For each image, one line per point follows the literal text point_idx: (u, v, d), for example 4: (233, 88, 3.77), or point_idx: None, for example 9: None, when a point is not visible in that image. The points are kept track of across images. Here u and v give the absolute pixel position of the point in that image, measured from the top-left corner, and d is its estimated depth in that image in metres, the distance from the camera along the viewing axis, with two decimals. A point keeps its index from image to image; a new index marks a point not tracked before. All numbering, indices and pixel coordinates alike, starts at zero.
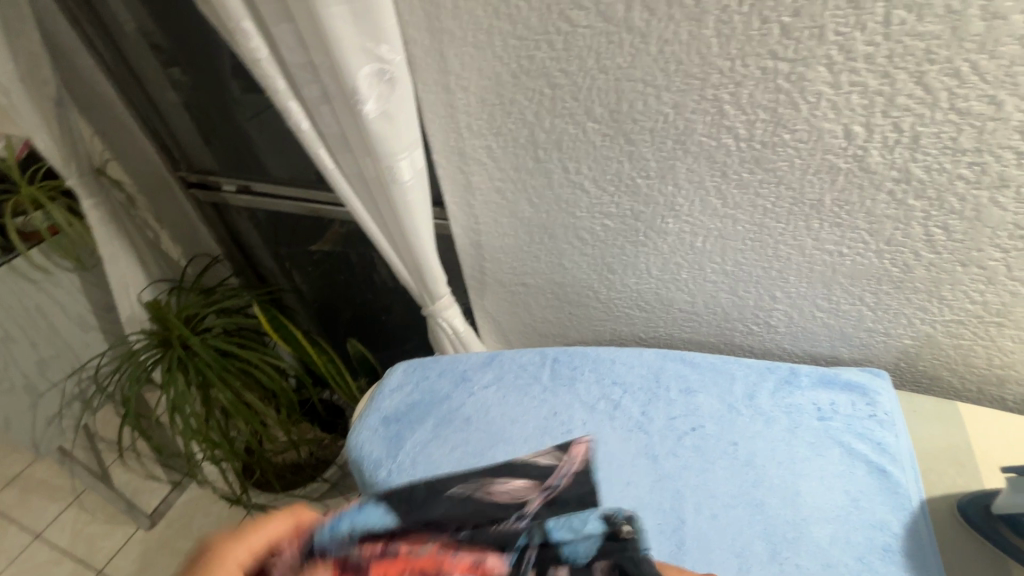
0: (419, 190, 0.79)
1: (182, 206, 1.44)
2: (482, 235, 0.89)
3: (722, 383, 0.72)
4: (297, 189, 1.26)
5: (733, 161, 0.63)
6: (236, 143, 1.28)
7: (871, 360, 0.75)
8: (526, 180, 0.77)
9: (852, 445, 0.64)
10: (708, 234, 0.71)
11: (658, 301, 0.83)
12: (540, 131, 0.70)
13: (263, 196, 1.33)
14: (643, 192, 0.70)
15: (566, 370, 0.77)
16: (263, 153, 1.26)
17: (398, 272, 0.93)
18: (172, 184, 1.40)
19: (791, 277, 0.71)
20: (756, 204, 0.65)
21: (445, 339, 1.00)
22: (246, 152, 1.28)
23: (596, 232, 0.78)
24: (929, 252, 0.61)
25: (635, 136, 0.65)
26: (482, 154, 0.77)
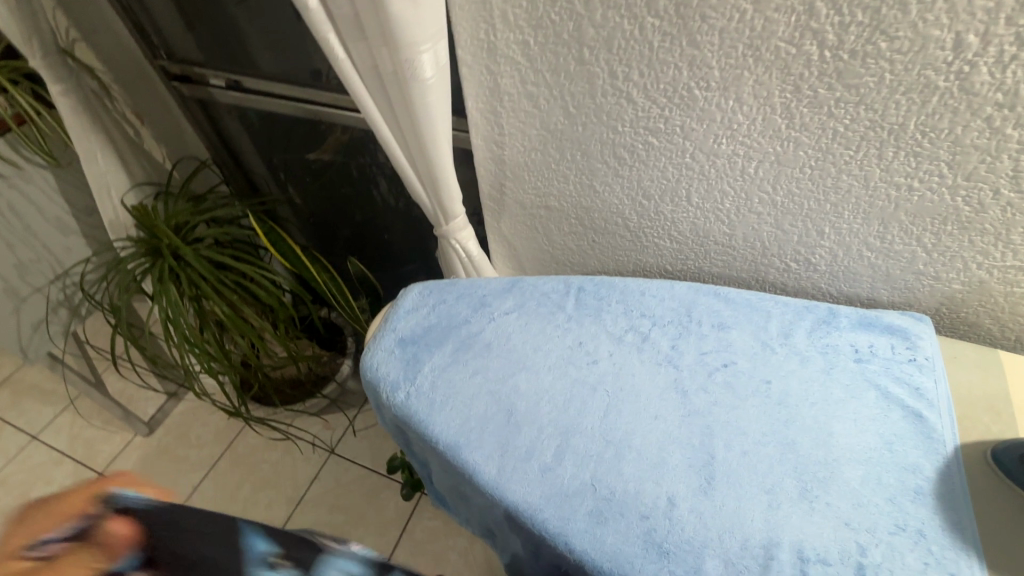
0: (439, 91, 0.69)
1: (165, 104, 1.33)
2: (505, 148, 0.80)
3: (757, 320, 0.69)
4: (294, 90, 1.13)
5: (811, 74, 0.55)
6: (221, 30, 1.13)
7: (911, 304, 0.72)
8: (564, 85, 0.68)
9: (888, 388, 0.62)
10: (763, 159, 0.64)
11: (693, 232, 0.78)
12: (588, 27, 0.60)
13: (256, 96, 1.20)
14: (698, 106, 0.62)
15: (592, 300, 0.74)
16: (252, 43, 1.12)
17: (411, 186, 0.85)
18: (152, 76, 1.28)
19: (846, 212, 0.65)
20: (827, 126, 0.58)
21: (457, 261, 0.95)
22: (233, 41, 1.14)
23: (636, 151, 0.71)
24: (1011, 190, 0.55)
25: (702, 38, 0.56)
26: (516, 52, 0.67)
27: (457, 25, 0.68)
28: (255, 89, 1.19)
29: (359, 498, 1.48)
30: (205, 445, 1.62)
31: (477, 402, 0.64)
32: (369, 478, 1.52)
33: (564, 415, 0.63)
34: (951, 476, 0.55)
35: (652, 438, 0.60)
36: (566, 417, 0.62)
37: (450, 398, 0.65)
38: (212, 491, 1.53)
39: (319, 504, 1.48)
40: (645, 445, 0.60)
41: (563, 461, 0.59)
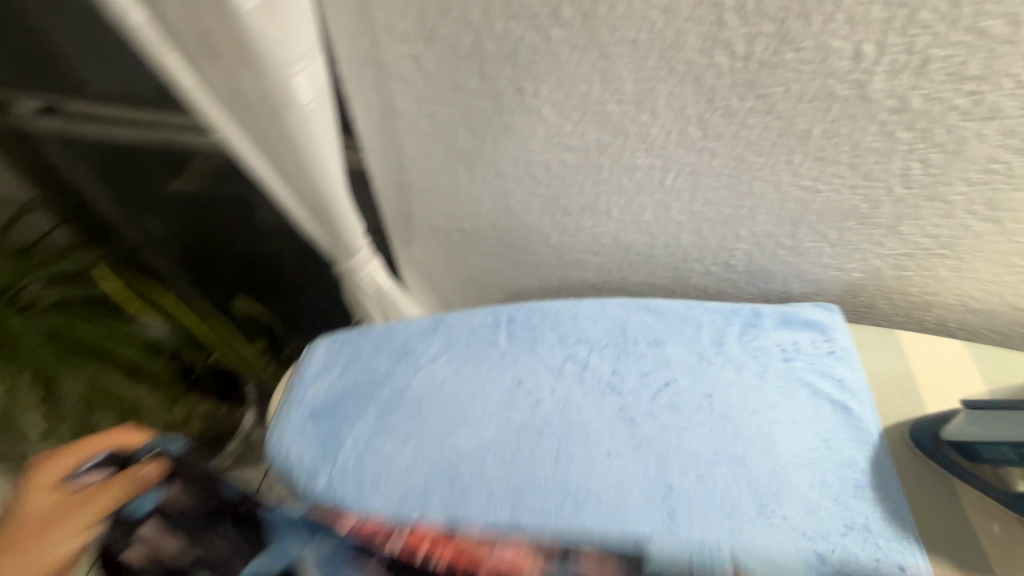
0: (322, 117, 0.59)
1: None
2: (407, 171, 0.72)
3: (689, 331, 0.68)
4: (153, 117, 0.98)
5: (723, 85, 0.53)
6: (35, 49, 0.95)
7: (820, 294, 0.75)
8: (468, 103, 0.61)
9: (816, 384, 0.64)
10: (680, 170, 0.63)
11: (615, 244, 0.75)
12: (489, 40, 0.54)
13: (102, 124, 1.02)
14: (613, 121, 0.59)
15: (524, 331, 0.69)
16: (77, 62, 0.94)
17: (302, 222, 0.73)
18: None
19: (760, 215, 0.66)
20: (739, 136, 0.57)
21: (367, 298, 0.85)
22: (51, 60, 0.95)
23: (552, 169, 0.66)
24: (902, 187, 0.59)
25: (612, 50, 0.53)
26: (408, 68, 0.58)
27: (335, 38, 0.58)
28: (99, 116, 1.01)
29: None
30: None
31: (415, 473, 0.57)
32: None
33: (514, 470, 0.58)
34: (884, 464, 0.58)
35: (609, 479, 0.57)
36: (516, 472, 0.58)
37: (384, 474, 0.58)
38: None
39: None
40: (603, 488, 0.56)
41: (520, 524, 0.54)
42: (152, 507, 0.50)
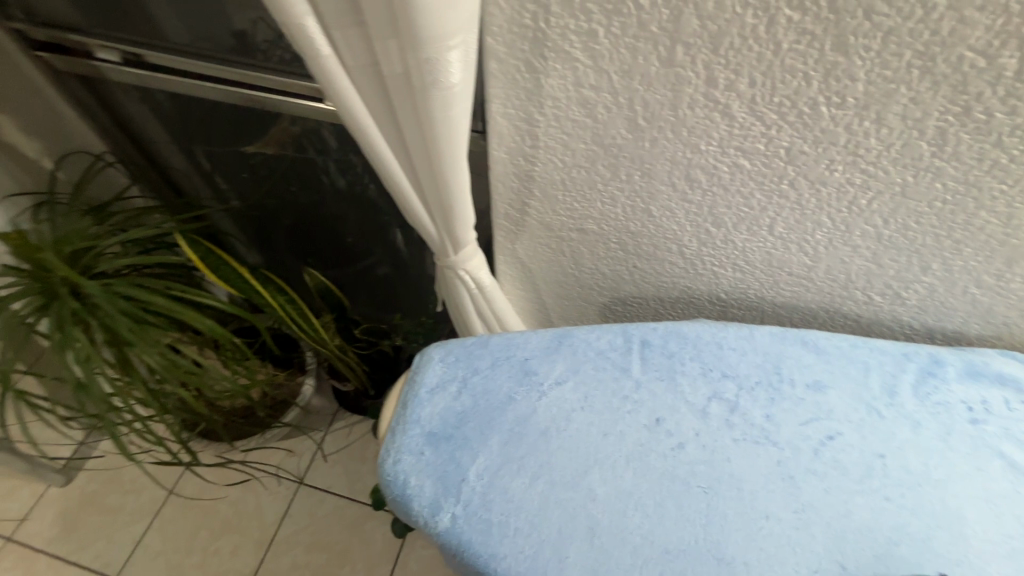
0: (466, 98, 0.49)
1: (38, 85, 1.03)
2: (537, 162, 0.62)
3: (856, 374, 0.59)
4: (239, 73, 0.90)
5: (992, 94, 0.41)
6: None
7: (1002, 339, 0.64)
8: (637, 91, 0.50)
9: (1011, 456, 0.54)
10: (884, 190, 0.52)
11: (764, 263, 0.65)
12: (691, 17, 0.43)
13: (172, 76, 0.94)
14: (819, 126, 0.48)
15: (660, 358, 0.60)
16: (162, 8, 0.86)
17: (412, 211, 0.65)
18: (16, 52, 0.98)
19: (967, 249, 0.55)
20: (984, 157, 0.46)
21: (464, 294, 0.77)
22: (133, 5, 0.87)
23: (717, 175, 0.56)
24: None
25: (855, 41, 0.41)
26: (574, 45, 0.48)
27: (492, 1, 0.47)
28: (169, 67, 0.94)
29: (340, 533, 1.32)
30: (143, 490, 1.38)
31: (548, 516, 0.53)
32: (349, 508, 1.35)
33: (660, 527, 0.52)
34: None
35: (768, 547, 0.51)
36: (662, 530, 0.52)
37: (512, 515, 0.53)
38: (159, 544, 1.31)
39: (293, 544, 1.31)
40: (765, 560, 0.50)
41: None
42: None
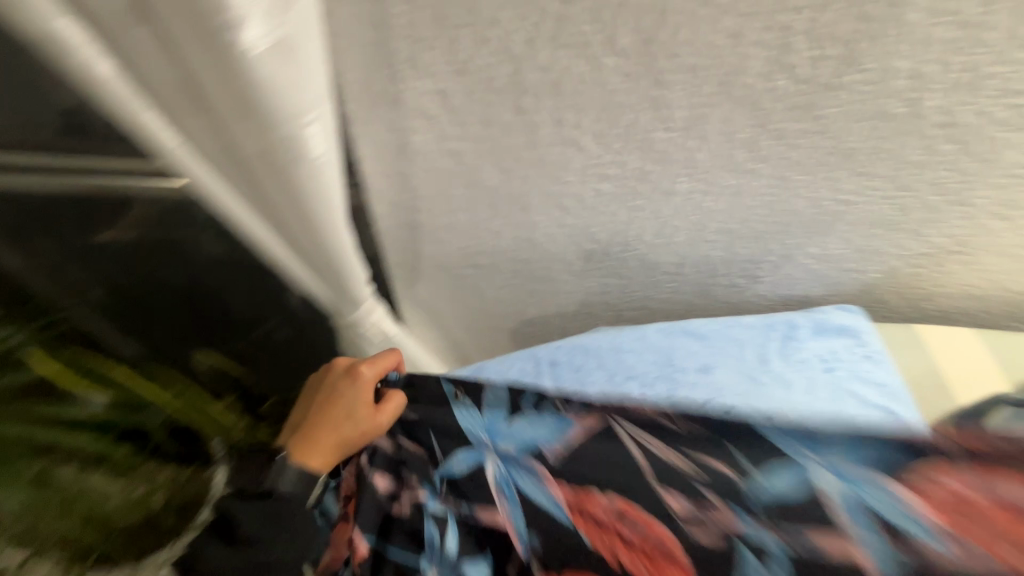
0: (333, 161, 0.50)
1: None
2: (420, 210, 0.64)
3: (733, 350, 0.68)
4: (76, 162, 0.82)
5: (778, 108, 0.51)
6: None
7: (838, 295, 0.77)
8: (498, 137, 0.54)
9: (862, 392, 0.64)
10: (721, 192, 0.60)
11: (642, 267, 0.72)
12: (529, 71, 0.48)
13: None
14: (657, 149, 0.55)
15: (569, 374, 0.65)
16: None
17: (300, 278, 0.63)
18: None
19: (793, 229, 0.65)
20: (786, 156, 0.56)
21: (373, 348, 0.76)
22: None
23: (585, 199, 0.62)
24: (932, 194, 0.60)
25: (667, 78, 0.48)
26: (430, 103, 0.51)
27: (342, 71, 0.49)
28: None
29: None
30: None
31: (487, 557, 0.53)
32: None
33: None
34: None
35: None
36: None
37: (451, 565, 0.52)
38: None
39: None
40: None
41: None
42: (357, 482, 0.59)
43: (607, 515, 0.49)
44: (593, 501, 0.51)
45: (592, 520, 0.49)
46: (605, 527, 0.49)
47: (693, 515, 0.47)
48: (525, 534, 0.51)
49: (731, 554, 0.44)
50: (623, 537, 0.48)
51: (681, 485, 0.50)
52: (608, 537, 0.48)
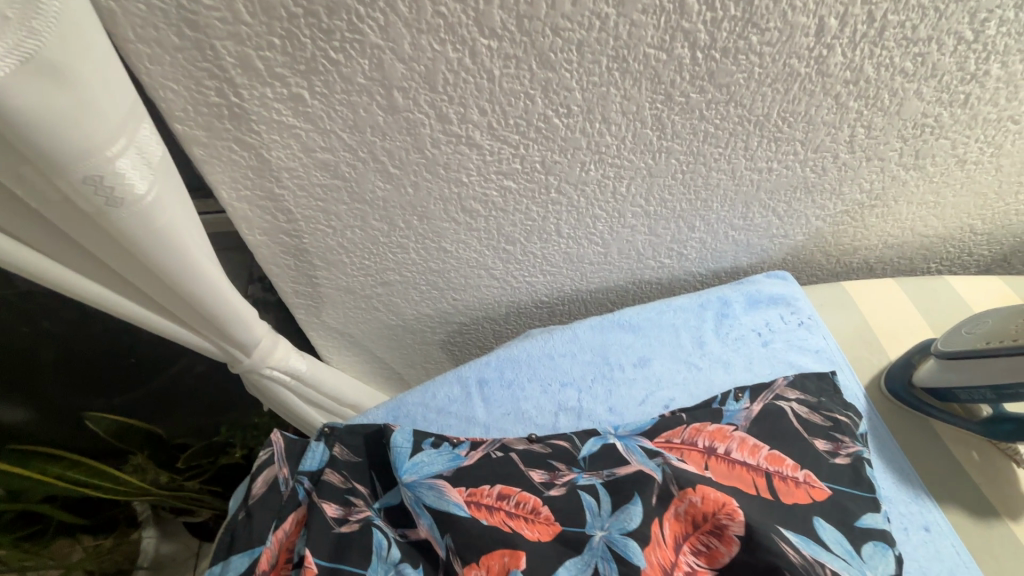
0: (169, 197, 0.40)
1: None
2: (304, 234, 0.55)
3: (669, 337, 0.64)
4: None
5: (682, 79, 0.46)
6: None
7: (766, 261, 0.75)
8: (375, 143, 0.46)
9: (799, 362, 0.63)
10: (635, 175, 0.55)
11: (567, 261, 0.67)
12: (394, 63, 0.40)
13: None
14: (560, 136, 0.49)
15: (501, 392, 0.59)
16: None
17: (170, 332, 0.53)
18: None
19: (715, 204, 0.62)
20: (698, 130, 0.51)
21: (282, 390, 0.67)
22: None
23: (491, 199, 0.55)
24: (846, 152, 0.57)
25: (556, 56, 0.42)
26: (283, 111, 0.42)
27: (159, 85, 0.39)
28: None
29: None
30: None
31: None
32: None
33: None
34: (885, 438, 0.60)
35: None
36: None
37: None
38: None
39: None
40: None
41: None
42: (319, 466, 0.52)
43: (488, 495, 0.47)
44: (486, 491, 0.47)
45: (483, 506, 0.46)
46: (488, 508, 0.46)
47: (576, 490, 0.47)
48: (444, 539, 0.45)
49: (580, 500, 0.46)
50: (504, 512, 0.46)
51: (618, 462, 0.50)
52: (496, 519, 0.45)
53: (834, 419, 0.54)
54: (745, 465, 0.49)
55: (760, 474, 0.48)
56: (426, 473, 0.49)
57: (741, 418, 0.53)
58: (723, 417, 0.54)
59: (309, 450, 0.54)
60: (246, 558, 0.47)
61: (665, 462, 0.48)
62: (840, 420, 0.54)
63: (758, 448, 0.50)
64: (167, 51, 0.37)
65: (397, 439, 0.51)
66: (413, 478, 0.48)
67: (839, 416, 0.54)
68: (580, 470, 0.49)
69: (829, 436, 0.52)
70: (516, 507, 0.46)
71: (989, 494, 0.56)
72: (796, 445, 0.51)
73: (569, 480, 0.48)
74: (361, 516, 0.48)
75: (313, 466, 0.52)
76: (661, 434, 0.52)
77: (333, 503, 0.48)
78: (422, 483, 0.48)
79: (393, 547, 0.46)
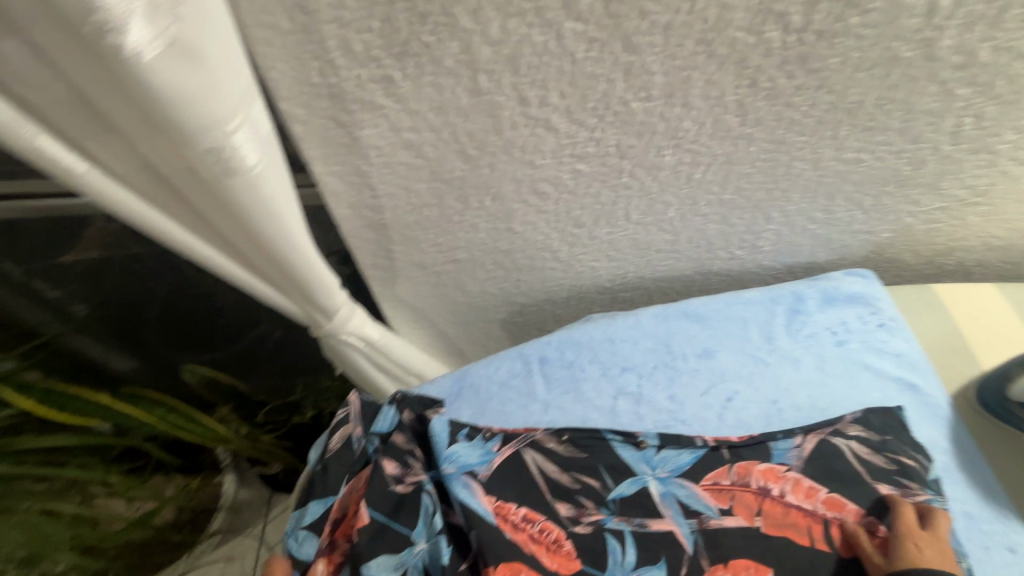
0: (276, 173, 0.45)
1: None
2: (385, 209, 0.59)
3: (736, 329, 0.63)
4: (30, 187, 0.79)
5: (770, 64, 0.44)
6: None
7: (846, 258, 0.71)
8: (457, 124, 0.48)
9: (876, 365, 0.60)
10: (712, 162, 0.54)
11: (633, 247, 0.67)
12: (481, 46, 0.42)
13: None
14: (637, 120, 0.49)
15: (561, 371, 0.61)
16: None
17: (263, 295, 0.59)
18: None
19: (795, 195, 0.60)
20: (782, 117, 0.49)
21: (355, 355, 0.72)
22: None
23: (563, 182, 0.56)
24: (949, 145, 0.53)
25: (640, 40, 0.42)
26: (376, 93, 0.45)
27: (269, 66, 0.43)
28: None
29: None
30: None
31: None
32: None
33: None
34: (969, 448, 0.56)
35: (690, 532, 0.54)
36: None
37: None
38: None
39: None
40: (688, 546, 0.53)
41: None
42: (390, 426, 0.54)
43: (515, 513, 0.49)
44: (513, 509, 0.49)
45: (510, 522, 0.48)
46: (514, 524, 0.48)
47: (604, 532, 0.49)
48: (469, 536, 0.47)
49: (605, 544, 0.49)
50: (529, 534, 0.48)
51: (650, 511, 0.50)
52: (521, 537, 0.48)
53: (900, 461, 0.52)
54: (802, 512, 0.50)
55: (817, 520, 0.49)
56: (463, 466, 0.51)
57: (794, 457, 0.53)
58: (774, 454, 0.53)
59: (380, 413, 0.55)
60: (320, 505, 0.50)
61: (697, 529, 0.49)
62: (907, 462, 0.52)
63: (815, 490, 0.51)
64: (279, 35, 0.40)
65: (436, 428, 0.53)
66: (451, 468, 0.51)
67: (906, 458, 0.53)
68: (609, 511, 0.50)
69: (895, 480, 0.51)
70: (540, 533, 0.49)
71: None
72: (854, 488, 0.51)
73: (596, 521, 0.50)
74: (415, 478, 0.51)
75: (383, 428, 0.54)
76: (706, 473, 0.52)
77: (393, 462, 0.51)
78: (458, 477, 0.50)
79: (438, 513, 0.49)
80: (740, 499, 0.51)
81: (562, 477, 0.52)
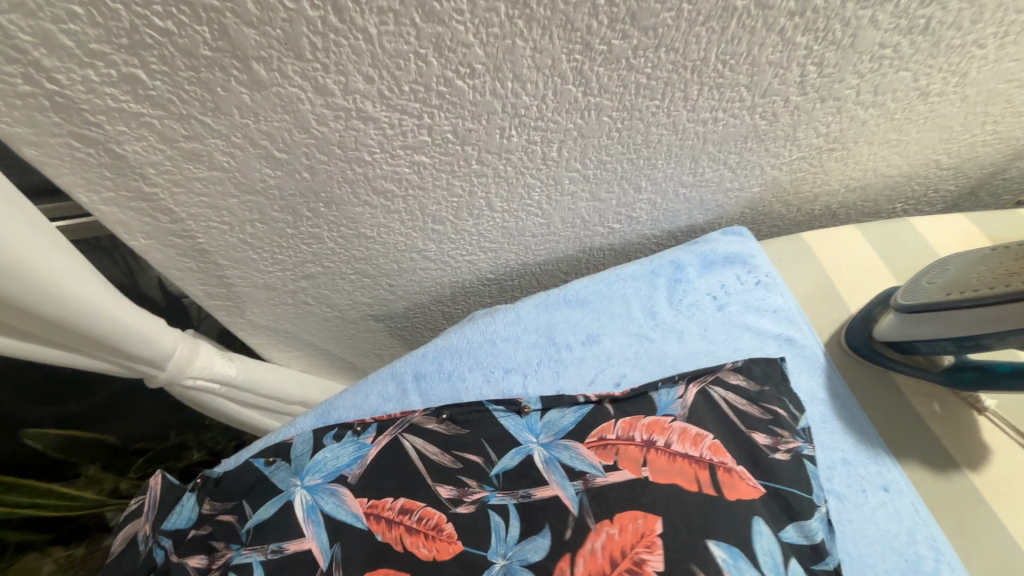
0: (12, 224, 0.36)
1: None
2: (198, 232, 0.49)
3: (618, 309, 0.60)
4: None
5: (599, 24, 0.39)
6: None
7: (722, 217, 0.70)
8: (248, 125, 0.40)
9: (756, 325, 0.60)
10: (564, 138, 0.49)
11: (506, 235, 0.62)
12: (240, 28, 0.33)
13: None
14: (468, 101, 0.43)
15: (438, 385, 0.55)
16: None
17: (54, 359, 0.48)
18: None
19: (659, 161, 0.56)
20: (627, 82, 0.45)
21: (209, 400, 0.62)
22: None
23: (405, 176, 0.49)
24: (798, 95, 0.52)
25: (443, 5, 0.35)
26: (122, 99, 0.35)
27: None
28: None
29: None
30: None
31: None
32: None
33: None
34: (846, 396, 0.57)
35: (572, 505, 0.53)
36: None
37: None
38: None
39: None
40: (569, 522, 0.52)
41: None
42: (186, 516, 0.49)
43: (390, 508, 0.46)
44: (388, 504, 0.47)
45: (383, 519, 0.46)
46: (388, 521, 0.46)
47: (485, 509, 0.46)
48: (330, 549, 0.45)
49: (488, 522, 0.45)
50: (405, 527, 0.45)
51: (535, 480, 0.47)
52: (394, 533, 0.45)
53: (773, 411, 0.51)
54: (687, 459, 0.47)
55: (703, 466, 0.46)
56: (330, 472, 0.49)
57: (678, 407, 0.51)
58: (657, 405, 0.51)
59: (179, 504, 0.50)
60: None
61: (582, 488, 0.46)
62: (778, 413, 0.51)
63: (702, 436, 0.48)
64: None
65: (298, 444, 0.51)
66: (314, 480, 0.48)
67: (779, 409, 0.52)
68: (493, 487, 0.47)
69: (769, 429, 0.50)
70: (418, 521, 0.46)
71: (949, 444, 0.55)
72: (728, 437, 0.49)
73: (478, 499, 0.46)
74: (223, 560, 0.46)
75: (177, 524, 0.48)
76: (592, 430, 0.50)
77: (196, 557, 0.46)
78: (323, 488, 0.48)
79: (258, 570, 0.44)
80: (624, 453, 0.48)
81: (442, 458, 0.49)
